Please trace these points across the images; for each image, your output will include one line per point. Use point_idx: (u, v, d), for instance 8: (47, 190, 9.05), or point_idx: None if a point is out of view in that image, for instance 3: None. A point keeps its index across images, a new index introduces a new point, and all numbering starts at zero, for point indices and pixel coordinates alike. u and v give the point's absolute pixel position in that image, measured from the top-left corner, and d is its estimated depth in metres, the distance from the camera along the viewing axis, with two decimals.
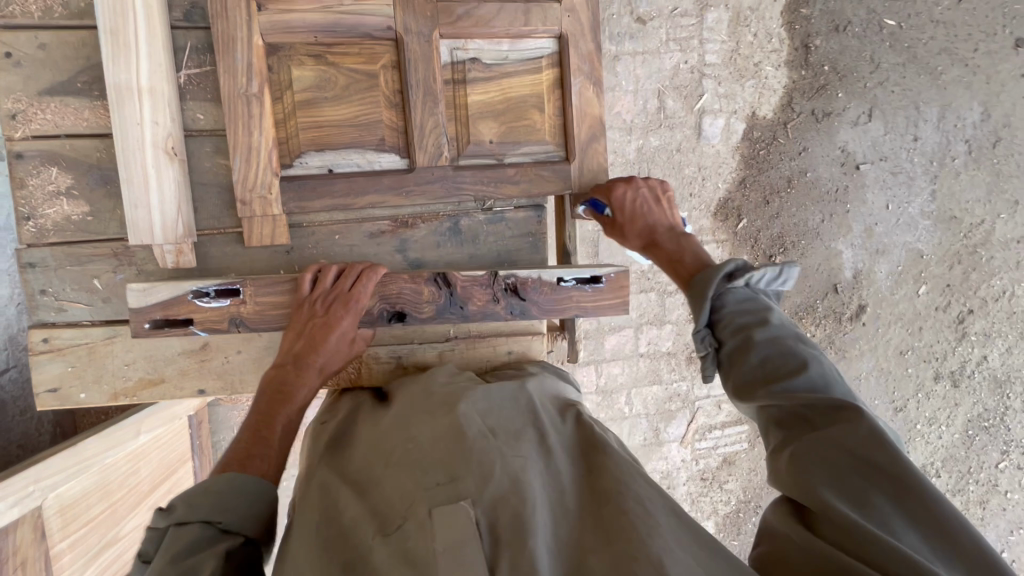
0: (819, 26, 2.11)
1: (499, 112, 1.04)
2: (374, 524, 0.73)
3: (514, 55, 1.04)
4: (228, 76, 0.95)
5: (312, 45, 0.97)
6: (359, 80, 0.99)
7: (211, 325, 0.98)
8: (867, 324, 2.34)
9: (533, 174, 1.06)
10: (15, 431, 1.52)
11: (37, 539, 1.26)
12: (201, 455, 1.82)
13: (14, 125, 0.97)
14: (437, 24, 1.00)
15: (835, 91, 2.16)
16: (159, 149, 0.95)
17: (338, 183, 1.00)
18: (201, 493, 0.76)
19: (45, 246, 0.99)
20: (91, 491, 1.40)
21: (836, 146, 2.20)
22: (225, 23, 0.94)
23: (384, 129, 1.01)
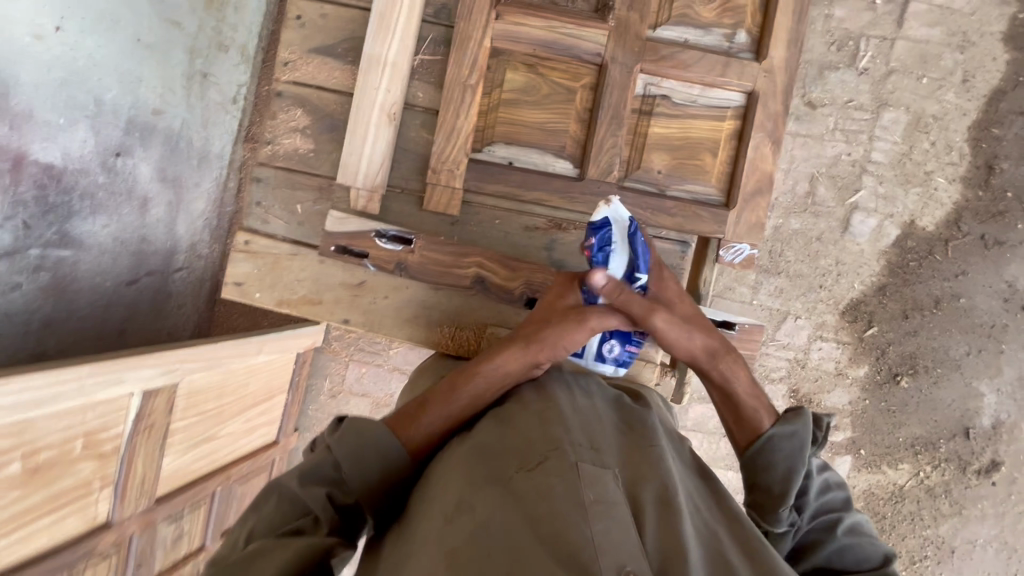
0: (1011, 150, 1.97)
1: (674, 148, 1.11)
2: (516, 462, 0.79)
3: (702, 100, 1.11)
4: (456, 66, 1.08)
5: (530, 56, 1.11)
6: (559, 92, 1.11)
7: (382, 264, 1.11)
8: (997, 486, 2.04)
9: (692, 211, 1.11)
10: (170, 320, 1.80)
11: (167, 412, 1.43)
12: (293, 391, 2.02)
13: (283, 70, 1.19)
14: (642, 59, 1.08)
15: (1015, 220, 1.98)
16: (384, 112, 1.11)
17: (514, 174, 1.11)
18: (361, 441, 0.88)
19: (273, 168, 1.19)
20: (211, 387, 1.60)
21: (1001, 278, 2.00)
22: (467, 23, 1.07)
23: (567, 138, 1.12)
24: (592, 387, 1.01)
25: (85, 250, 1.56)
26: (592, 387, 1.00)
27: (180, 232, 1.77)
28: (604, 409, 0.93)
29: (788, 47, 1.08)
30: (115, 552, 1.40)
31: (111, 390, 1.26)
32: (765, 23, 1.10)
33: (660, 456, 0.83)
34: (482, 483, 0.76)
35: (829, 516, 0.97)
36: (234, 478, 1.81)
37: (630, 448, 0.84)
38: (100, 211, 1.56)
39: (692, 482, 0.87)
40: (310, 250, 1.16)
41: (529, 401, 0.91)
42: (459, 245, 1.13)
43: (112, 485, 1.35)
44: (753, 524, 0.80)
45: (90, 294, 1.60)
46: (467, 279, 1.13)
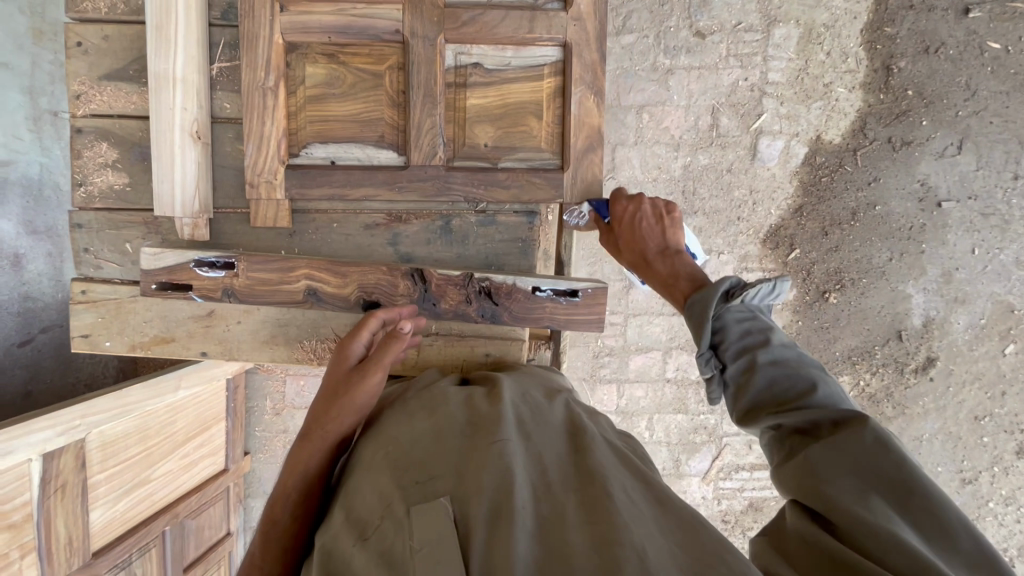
0: (905, 47, 1.93)
1: (497, 117, 1.06)
2: (354, 532, 0.76)
3: (518, 61, 1.05)
4: (250, 70, 1.02)
5: (327, 45, 1.04)
6: (364, 79, 1.05)
7: (206, 293, 1.07)
8: (935, 381, 2.09)
9: (525, 179, 1.07)
10: (83, 371, 1.75)
11: (78, 468, 1.40)
12: (234, 417, 1.99)
13: (77, 104, 1.11)
14: (443, 29, 1.02)
15: (919, 118, 1.96)
16: (185, 131, 1.06)
17: (337, 174, 1.06)
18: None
19: (91, 210, 1.12)
20: (128, 434, 1.56)
21: (914, 179, 1.99)
22: (250, 22, 1.01)
23: (384, 126, 1.06)
24: (445, 398, 0.96)
25: None
26: (442, 400, 0.96)
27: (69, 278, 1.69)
28: (452, 422, 0.89)
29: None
30: None
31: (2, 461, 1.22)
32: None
33: (500, 452, 0.78)
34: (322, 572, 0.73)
35: (760, 360, 0.83)
36: (183, 514, 1.80)
37: (468, 456, 0.80)
38: None
39: (555, 451, 0.83)
40: None
41: (373, 449, 0.88)
42: (284, 259, 1.07)
43: (34, 551, 1.33)
44: (613, 478, 0.77)
45: None
46: (298, 293, 1.07)
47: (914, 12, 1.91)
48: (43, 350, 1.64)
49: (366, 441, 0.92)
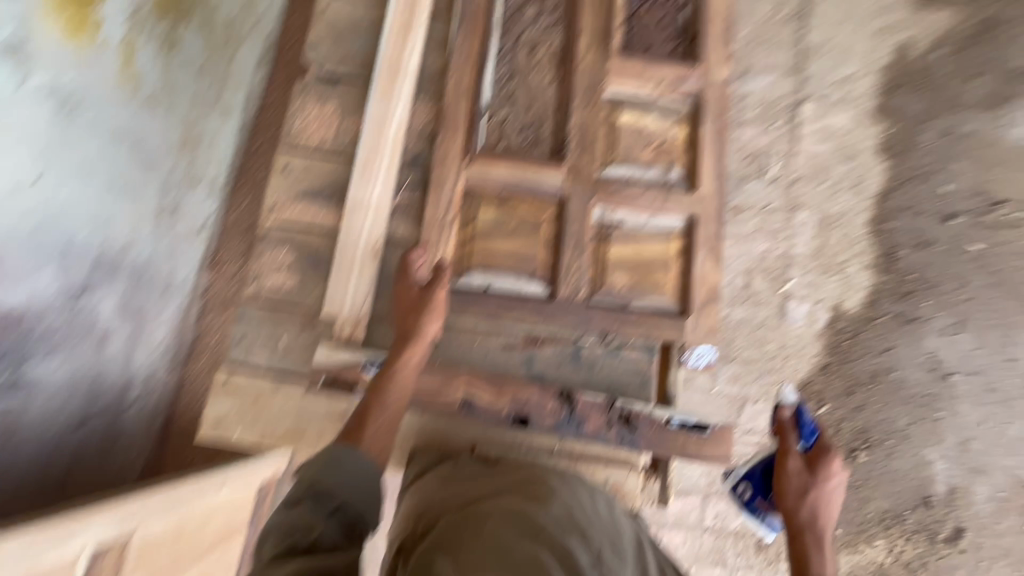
0: (904, 240, 2.29)
1: (630, 267, 1.38)
2: (531, 525, 0.95)
3: (650, 224, 1.39)
4: (435, 206, 1.39)
5: (496, 194, 1.41)
6: (527, 225, 1.39)
7: (377, 389, 1.34)
8: (965, 553, 2.11)
9: (650, 321, 1.36)
10: (119, 460, 1.72)
11: (117, 569, 1.28)
12: (255, 526, 1.87)
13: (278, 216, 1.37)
14: (597, 194, 1.38)
15: (922, 299, 2.26)
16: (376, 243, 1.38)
17: (493, 298, 1.36)
18: (332, 467, 1.10)
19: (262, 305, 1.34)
20: (167, 533, 1.46)
21: (923, 351, 2.22)
22: (441, 170, 1.40)
23: (537, 264, 1.38)
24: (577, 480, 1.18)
25: (37, 395, 1.36)
26: (580, 483, 1.16)
27: (139, 363, 1.74)
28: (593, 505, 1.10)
29: (715, 178, 1.39)
30: None
31: (61, 550, 1.14)
32: (691, 161, 1.40)
33: None
34: (497, 533, 0.93)
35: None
36: None
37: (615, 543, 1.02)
38: (57, 351, 1.40)
39: None
40: None
41: (551, 489, 1.08)
42: (448, 373, 1.35)
43: None
44: None
45: (38, 441, 1.40)
46: (457, 403, 1.34)
47: (907, 213, 2.31)
48: (96, 433, 1.61)
49: (534, 474, 1.14)
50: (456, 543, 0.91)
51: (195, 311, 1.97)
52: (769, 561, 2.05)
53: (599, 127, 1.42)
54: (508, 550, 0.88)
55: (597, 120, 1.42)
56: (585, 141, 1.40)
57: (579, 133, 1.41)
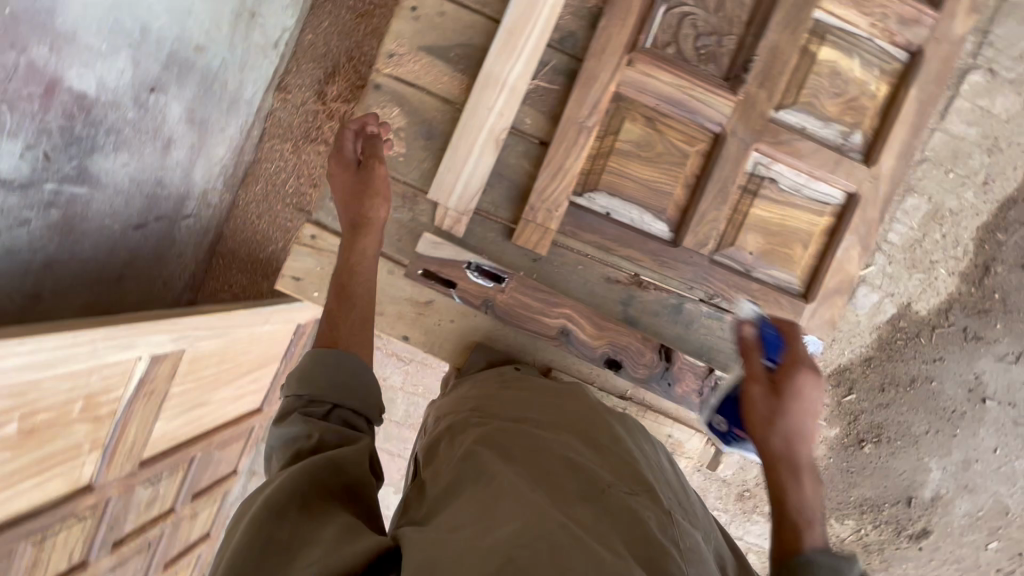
0: (1006, 255, 2.10)
1: (769, 232, 1.19)
2: (583, 452, 0.94)
3: (807, 190, 1.19)
4: (576, 104, 1.13)
5: (648, 109, 1.15)
6: (672, 154, 1.17)
7: (468, 297, 1.21)
8: (921, 550, 2.31)
9: (770, 295, 1.21)
10: (168, 268, 1.72)
11: (170, 376, 1.34)
12: (288, 360, 1.94)
13: (387, 65, 1.20)
14: (759, 139, 1.15)
15: (994, 320, 2.14)
16: (492, 134, 1.15)
17: (612, 227, 1.19)
18: (320, 368, 0.96)
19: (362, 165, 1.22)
20: (213, 353, 1.50)
21: (971, 370, 2.16)
22: (595, 62, 1.12)
23: (669, 203, 1.19)
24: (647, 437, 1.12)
25: (101, 189, 1.31)
26: (647, 442, 1.11)
27: (196, 178, 1.67)
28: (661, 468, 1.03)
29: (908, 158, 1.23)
30: (90, 514, 1.32)
31: (120, 354, 1.15)
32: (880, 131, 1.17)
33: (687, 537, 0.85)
34: (546, 450, 0.92)
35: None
36: (215, 444, 1.74)
37: (689, 512, 0.94)
38: (122, 148, 1.31)
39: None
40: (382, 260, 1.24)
41: (611, 433, 1.05)
42: (553, 296, 1.22)
43: (100, 449, 1.26)
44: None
45: (97, 235, 1.37)
46: (554, 329, 1.23)
47: None
48: (152, 239, 1.59)
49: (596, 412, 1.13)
50: (504, 449, 0.93)
51: (255, 134, 1.84)
52: (744, 511, 2.18)
53: (793, 55, 1.13)
54: (547, 468, 0.88)
55: (794, 45, 1.13)
56: (768, 75, 1.14)
57: (766, 60, 1.13)
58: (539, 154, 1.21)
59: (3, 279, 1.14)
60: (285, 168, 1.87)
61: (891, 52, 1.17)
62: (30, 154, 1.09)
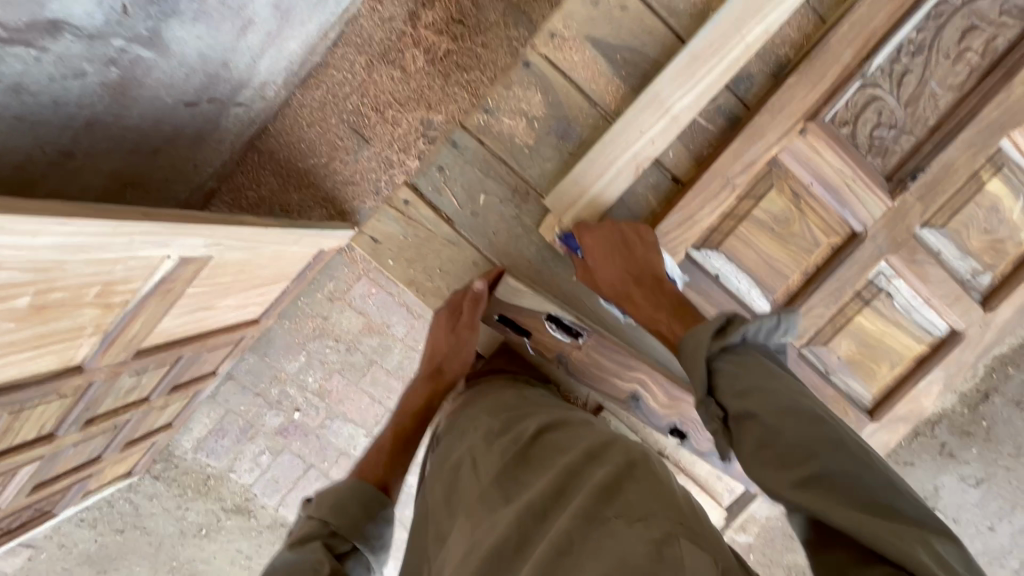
0: (1010, 390, 2.11)
1: (863, 343, 1.03)
2: (596, 471, 0.78)
3: (914, 314, 1.02)
4: (730, 155, 0.94)
5: (800, 184, 0.96)
6: (805, 240, 0.98)
7: (542, 349, 1.09)
8: None
9: (841, 407, 1.05)
10: (203, 153, 1.57)
11: (189, 280, 1.24)
12: (299, 280, 1.84)
13: (547, 41, 0.99)
14: (896, 252, 0.98)
15: (973, 443, 2.18)
16: (635, 161, 0.97)
17: (716, 292, 1.01)
18: (337, 497, 0.89)
19: (476, 140, 1.04)
20: (236, 264, 1.39)
21: (932, 481, 2.23)
22: (767, 119, 0.93)
23: (781, 287, 1.01)
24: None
25: (167, 58, 1.16)
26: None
27: (261, 67, 1.51)
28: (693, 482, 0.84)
29: None
30: (71, 394, 1.25)
31: (154, 251, 1.05)
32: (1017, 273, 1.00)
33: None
34: (542, 474, 0.80)
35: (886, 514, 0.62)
36: (207, 346, 1.66)
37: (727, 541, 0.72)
38: (201, 20, 1.16)
39: None
40: (467, 249, 1.08)
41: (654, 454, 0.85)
42: (631, 359, 1.05)
43: (102, 334, 1.17)
44: None
45: (148, 105, 1.23)
46: (624, 394, 1.10)
47: None
48: (199, 120, 1.44)
49: None
50: (508, 465, 0.83)
51: (331, 37, 1.69)
52: None
53: (963, 177, 0.95)
54: (528, 494, 0.76)
55: (969, 167, 0.95)
56: (933, 188, 0.96)
57: (935, 173, 0.95)
58: (668, 193, 1.02)
59: (41, 128, 1.01)
60: (350, 81, 1.72)
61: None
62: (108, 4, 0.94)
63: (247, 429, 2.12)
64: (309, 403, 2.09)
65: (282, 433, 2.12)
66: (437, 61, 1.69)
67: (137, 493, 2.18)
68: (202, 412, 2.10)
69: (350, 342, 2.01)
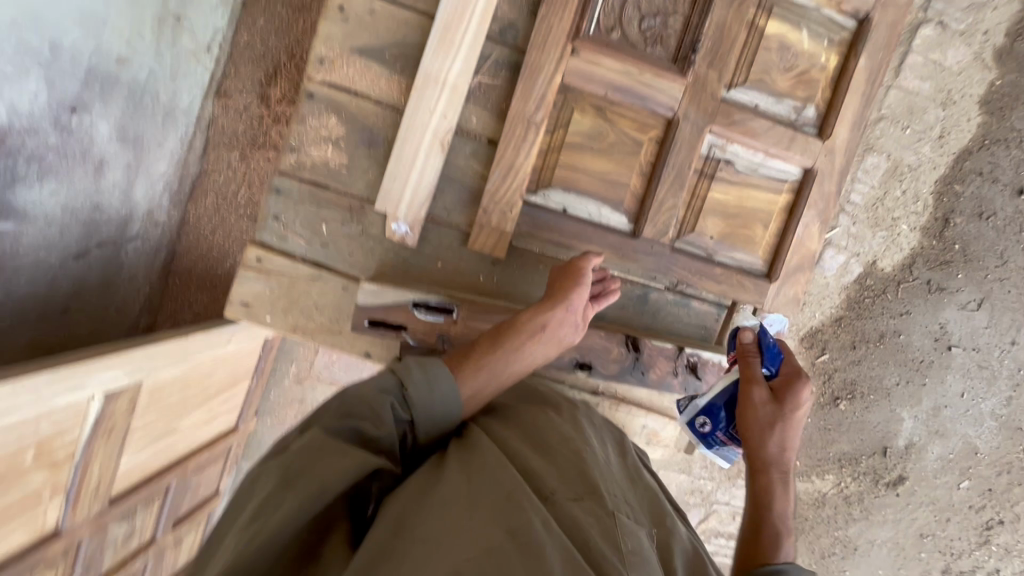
0: (963, 206, 2.07)
1: (728, 215, 1.15)
2: (545, 459, 0.89)
3: (762, 170, 1.14)
4: (522, 98, 1.05)
5: (598, 98, 1.07)
6: (625, 142, 1.10)
7: (423, 337, 1.11)
8: (899, 496, 2.30)
9: (736, 279, 1.18)
10: (119, 295, 1.62)
11: (129, 411, 1.28)
12: (259, 375, 1.87)
13: (317, 68, 1.08)
14: (713, 120, 1.10)
15: (956, 271, 2.11)
16: (437, 138, 1.06)
17: (570, 224, 1.12)
18: (428, 387, 0.94)
19: (296, 179, 1.11)
20: (175, 381, 1.43)
21: (937, 321, 2.14)
22: (539, 54, 1.03)
23: (626, 193, 1.12)
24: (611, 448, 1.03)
25: (29, 222, 1.34)
26: (598, 441, 1.02)
27: (138, 196, 1.58)
28: (618, 475, 0.93)
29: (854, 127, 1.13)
30: (61, 559, 1.27)
31: (69, 396, 1.09)
32: (835, 98, 1.13)
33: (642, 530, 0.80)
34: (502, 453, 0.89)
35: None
36: (191, 470, 1.69)
37: (634, 499, 0.88)
38: (48, 175, 1.35)
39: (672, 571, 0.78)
40: (334, 278, 1.13)
41: (581, 437, 0.99)
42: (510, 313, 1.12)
43: (63, 492, 1.21)
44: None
45: (32, 270, 1.38)
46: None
47: (981, 178, 2.05)
48: (94, 264, 1.54)
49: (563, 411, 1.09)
50: (467, 450, 0.89)
51: (199, 145, 1.67)
52: None
53: (742, 30, 1.08)
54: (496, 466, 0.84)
55: (741, 20, 1.07)
56: (718, 53, 1.08)
57: (715, 37, 1.07)
58: (488, 154, 1.12)
59: None
60: (233, 178, 1.69)
61: (838, 20, 1.11)
62: None
63: None
64: None
65: None
66: None
67: None
68: None
69: None
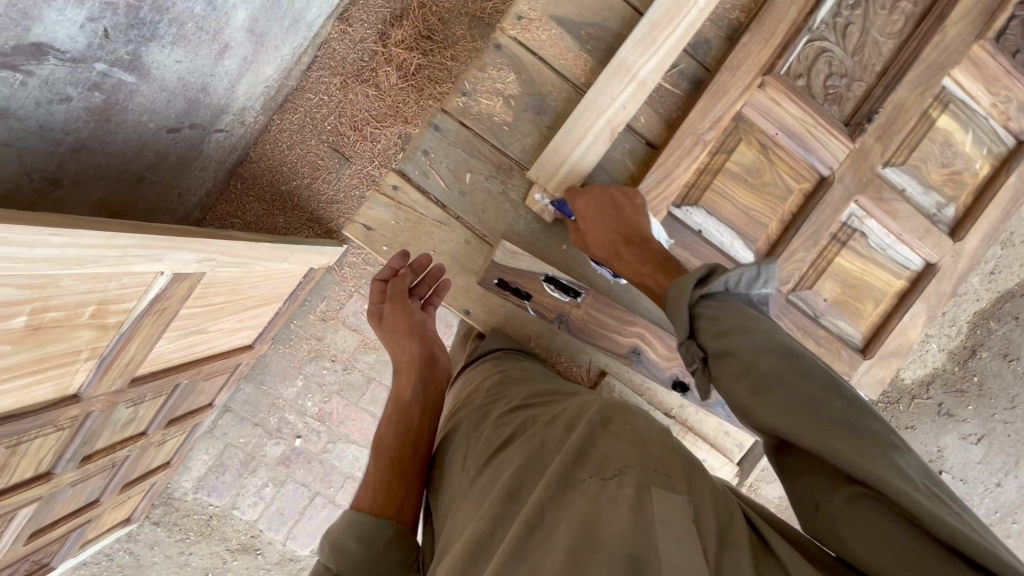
0: (993, 343, 2.10)
1: (847, 282, 1.19)
2: (554, 445, 0.82)
3: (889, 251, 1.19)
4: (699, 113, 1.08)
5: (765, 135, 1.12)
6: (777, 186, 1.14)
7: (544, 311, 1.20)
8: None
9: (834, 346, 1.20)
10: (187, 181, 1.60)
11: (184, 297, 1.24)
12: (291, 302, 1.83)
13: (514, 23, 1.14)
14: (863, 191, 1.13)
15: (968, 402, 2.15)
16: (610, 125, 1.08)
17: (702, 247, 1.14)
18: (346, 537, 0.85)
19: (457, 121, 1.17)
20: (228, 282, 1.39)
21: (936, 444, 2.19)
22: (728, 77, 1.08)
23: (762, 236, 1.15)
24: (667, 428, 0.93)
25: (149, 82, 1.21)
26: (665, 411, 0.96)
27: (239, 93, 1.55)
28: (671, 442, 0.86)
29: (983, 238, 1.17)
30: (68, 425, 1.22)
31: (147, 265, 1.06)
32: (975, 205, 1.18)
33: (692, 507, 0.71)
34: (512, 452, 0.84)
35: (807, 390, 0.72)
36: (203, 373, 1.65)
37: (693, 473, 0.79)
38: (180, 43, 1.20)
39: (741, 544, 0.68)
40: (458, 227, 1.20)
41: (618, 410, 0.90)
42: (629, 314, 1.20)
43: (97, 359, 1.16)
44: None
45: (130, 132, 1.27)
46: (626, 348, 1.21)
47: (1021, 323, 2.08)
48: (179, 147, 1.48)
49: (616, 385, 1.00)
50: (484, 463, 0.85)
51: (305, 62, 1.71)
52: None
53: (914, 116, 1.12)
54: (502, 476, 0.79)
55: (919, 105, 1.12)
56: (887, 129, 1.12)
57: (889, 113, 1.12)
58: (644, 156, 1.16)
59: (30, 154, 1.06)
60: (327, 103, 1.75)
61: (999, 134, 1.17)
62: (92, 27, 0.99)
63: (247, 462, 2.08)
64: (310, 428, 2.06)
65: (281, 463, 2.08)
66: (410, 78, 1.73)
67: (136, 543, 2.10)
68: (201, 448, 2.07)
69: (347, 362, 2.01)
